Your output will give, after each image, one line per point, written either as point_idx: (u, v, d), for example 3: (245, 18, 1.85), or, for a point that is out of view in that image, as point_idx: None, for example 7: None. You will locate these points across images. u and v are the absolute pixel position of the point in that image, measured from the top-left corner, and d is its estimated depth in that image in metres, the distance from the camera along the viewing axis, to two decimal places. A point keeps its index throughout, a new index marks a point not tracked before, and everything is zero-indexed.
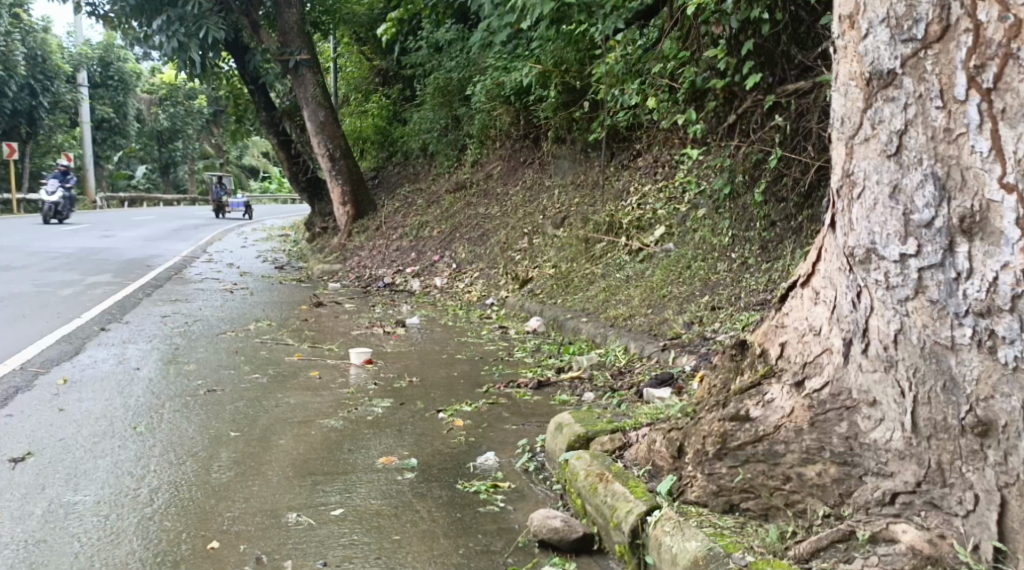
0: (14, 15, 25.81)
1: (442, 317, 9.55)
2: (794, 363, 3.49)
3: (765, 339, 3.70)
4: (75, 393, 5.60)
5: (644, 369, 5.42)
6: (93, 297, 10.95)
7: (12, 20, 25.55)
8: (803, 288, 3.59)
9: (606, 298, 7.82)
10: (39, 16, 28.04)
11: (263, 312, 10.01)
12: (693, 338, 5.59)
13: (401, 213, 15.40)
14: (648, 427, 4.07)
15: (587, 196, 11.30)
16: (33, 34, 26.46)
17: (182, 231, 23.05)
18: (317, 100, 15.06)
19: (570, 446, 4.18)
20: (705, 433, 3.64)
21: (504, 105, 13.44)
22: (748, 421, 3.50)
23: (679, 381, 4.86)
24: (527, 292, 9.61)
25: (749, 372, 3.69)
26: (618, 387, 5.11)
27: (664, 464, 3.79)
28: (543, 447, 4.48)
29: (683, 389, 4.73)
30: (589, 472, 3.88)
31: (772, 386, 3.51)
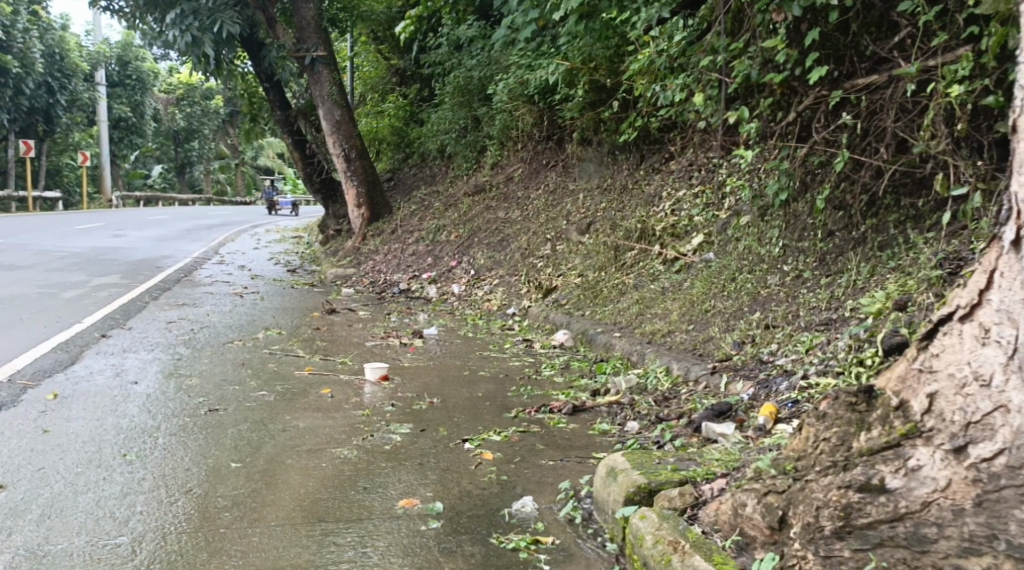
0: (34, 11, 25.49)
1: (461, 328, 9.02)
2: (952, 421, 3.12)
3: (901, 390, 3.34)
4: (64, 410, 5.11)
5: (692, 394, 4.90)
6: (97, 301, 10.45)
7: (30, 16, 25.17)
8: (958, 326, 3.22)
9: (639, 312, 7.29)
10: (59, 15, 27.69)
11: (274, 319, 9.51)
12: (746, 360, 5.07)
13: (417, 216, 14.90)
14: (725, 483, 3.67)
15: (614, 201, 10.76)
16: (51, 31, 26.11)
17: (192, 232, 22.60)
18: (333, 98, 14.57)
19: (631, 500, 3.70)
20: (819, 503, 3.30)
21: (527, 105, 12.94)
22: (886, 493, 3.18)
23: (739, 414, 4.36)
24: (553, 303, 9.09)
25: (881, 427, 3.31)
26: (664, 416, 4.58)
27: (758, 534, 3.40)
28: (590, 492, 3.96)
29: (746, 425, 4.25)
30: (658, 537, 3.42)
31: (919, 449, 3.17)
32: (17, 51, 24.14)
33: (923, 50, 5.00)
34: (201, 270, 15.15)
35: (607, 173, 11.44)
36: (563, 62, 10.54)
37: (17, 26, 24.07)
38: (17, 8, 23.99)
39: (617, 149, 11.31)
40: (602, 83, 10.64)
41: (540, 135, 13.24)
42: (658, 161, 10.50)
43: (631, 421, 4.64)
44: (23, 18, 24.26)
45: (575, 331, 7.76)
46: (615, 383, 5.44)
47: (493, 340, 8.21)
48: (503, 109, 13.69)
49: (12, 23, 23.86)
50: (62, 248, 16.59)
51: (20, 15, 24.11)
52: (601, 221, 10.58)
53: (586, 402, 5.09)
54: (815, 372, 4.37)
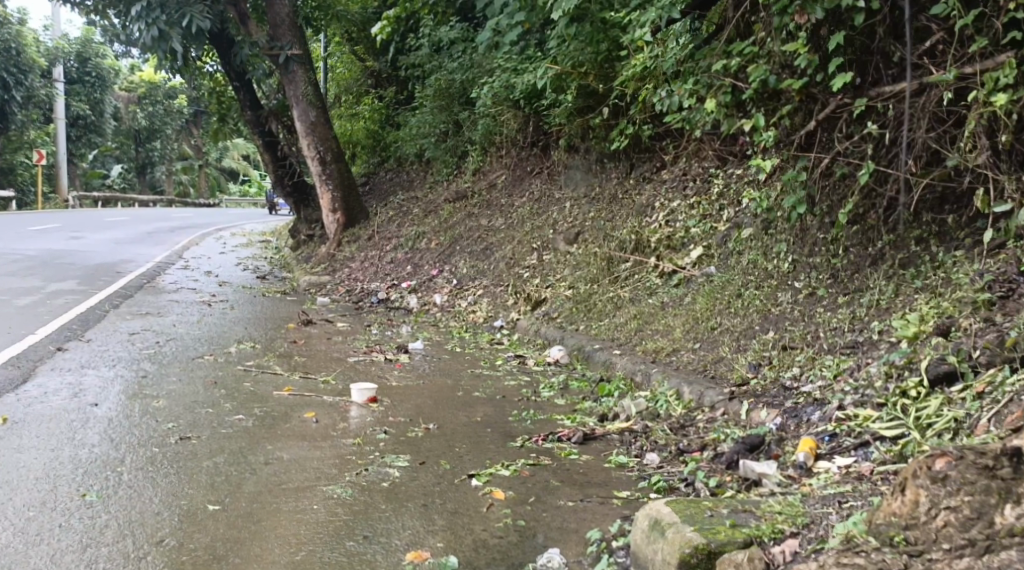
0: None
1: (449, 342, 8.67)
2: None
3: None
4: (15, 440, 4.68)
5: (709, 426, 4.60)
6: (56, 309, 9.92)
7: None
8: None
9: (639, 330, 6.96)
10: (15, 8, 26.96)
11: (245, 330, 9.05)
12: (769, 390, 4.81)
13: (395, 222, 14.47)
14: (801, 549, 3.34)
15: (604, 211, 10.48)
16: (7, 26, 25.41)
17: (157, 235, 21.94)
18: (308, 99, 14.12)
19: (685, 560, 3.36)
20: None
21: (512, 110, 12.62)
22: None
23: (773, 447, 4.23)
24: (542, 316, 8.75)
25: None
26: (686, 451, 4.34)
27: None
28: (626, 544, 3.63)
29: (783, 459, 4.12)
30: None
31: None
32: None
33: (957, 57, 4.77)
34: (168, 276, 14.61)
35: (593, 182, 11.15)
36: (552, 65, 10.21)
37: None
38: None
39: (607, 156, 11.05)
40: (591, 87, 10.33)
41: (525, 140, 12.96)
42: (649, 170, 10.27)
43: (647, 451, 4.42)
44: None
45: (570, 348, 7.43)
46: (625, 407, 5.11)
47: (484, 356, 7.84)
48: (486, 114, 13.37)
49: None
50: (20, 252, 15.95)
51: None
52: (591, 233, 10.31)
53: (597, 429, 4.78)
54: (851, 402, 4.29)
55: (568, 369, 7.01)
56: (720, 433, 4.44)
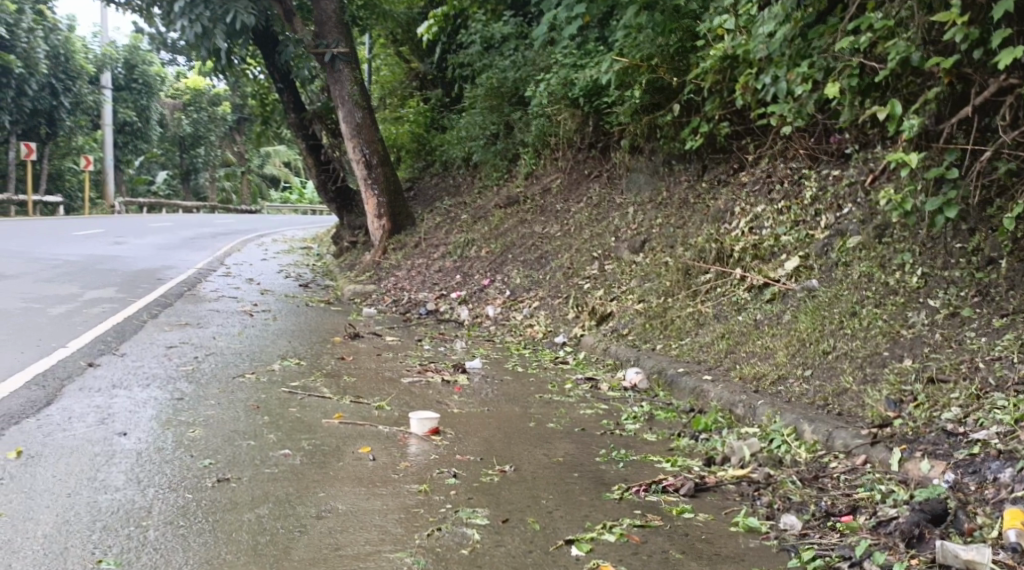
0: (40, 10, 24.79)
1: (510, 359, 7.92)
2: None
3: None
4: (27, 480, 4.04)
5: (857, 489, 3.99)
6: (92, 318, 9.34)
7: (35, 15, 24.50)
8: None
9: (732, 354, 6.17)
10: (64, 15, 26.90)
11: (288, 345, 8.37)
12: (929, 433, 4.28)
13: (443, 229, 13.76)
14: None
15: (672, 217, 9.71)
16: (56, 32, 25.27)
17: (198, 241, 21.47)
18: (354, 99, 13.48)
19: None
20: None
21: (570, 109, 11.89)
22: None
23: (957, 516, 3.68)
24: (611, 333, 7.97)
25: None
26: (837, 516, 3.80)
27: None
28: None
29: (976, 533, 3.58)
30: None
31: None
32: (23, 53, 23.57)
33: None
34: (208, 283, 14.03)
35: (659, 186, 10.36)
36: (616, 58, 9.44)
37: (22, 25, 23.53)
38: (22, 8, 23.45)
39: (675, 157, 10.30)
40: (659, 82, 9.59)
41: (583, 141, 12.22)
42: (724, 172, 9.43)
43: (783, 514, 3.84)
44: (29, 18, 23.72)
45: (648, 370, 6.64)
46: (736, 448, 4.42)
47: (550, 378, 7.06)
48: (540, 114, 12.69)
49: (18, 24, 23.30)
50: (59, 257, 15.51)
51: (25, 14, 23.62)
52: (660, 242, 9.52)
53: (708, 476, 4.18)
54: None
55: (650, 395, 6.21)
56: (882, 490, 3.94)
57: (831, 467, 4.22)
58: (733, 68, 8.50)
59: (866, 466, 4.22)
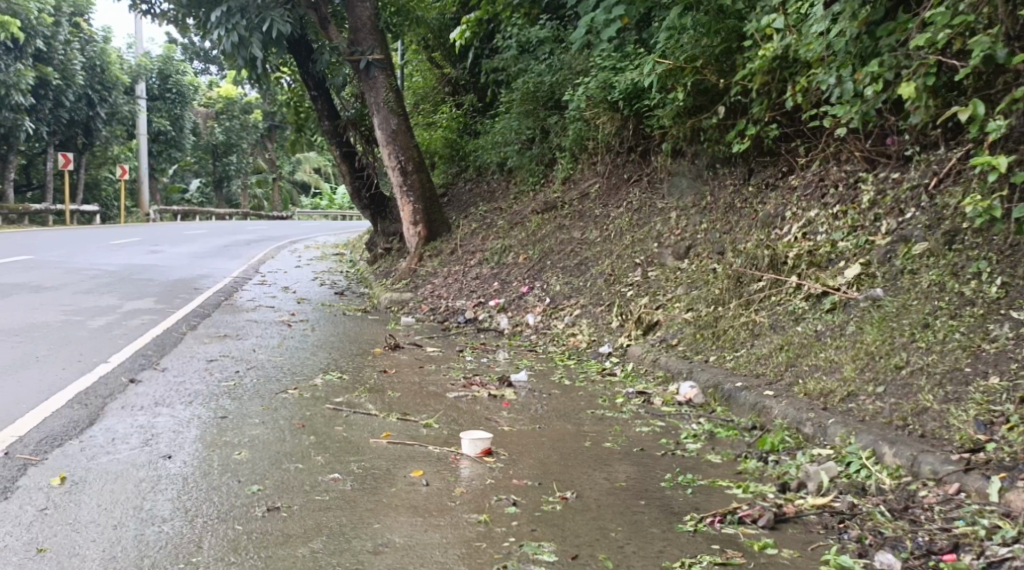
0: (76, 22, 25.07)
1: (556, 371, 7.70)
2: None
3: None
4: (75, 517, 3.97)
5: (956, 521, 3.98)
6: (132, 330, 9.24)
7: (70, 28, 24.75)
8: None
9: (795, 368, 5.91)
10: (101, 27, 27.15)
11: (329, 358, 8.18)
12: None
13: (479, 235, 13.56)
14: None
15: (718, 222, 9.44)
16: (92, 44, 25.49)
17: (232, 248, 21.43)
18: (389, 106, 13.31)
19: None
20: None
21: (609, 112, 11.64)
22: None
23: None
24: (660, 343, 7.73)
25: None
26: (939, 552, 3.81)
27: None
28: None
29: None
30: None
31: None
32: (60, 64, 23.98)
33: None
34: (244, 292, 13.96)
35: (704, 190, 10.05)
36: (658, 60, 9.19)
37: (60, 38, 23.73)
38: (61, 20, 23.88)
39: (719, 160, 10.03)
40: (704, 84, 9.34)
41: (622, 145, 11.95)
42: (772, 175, 9.13)
43: (876, 551, 3.85)
44: (66, 30, 23.94)
45: (703, 384, 6.37)
46: (813, 473, 4.43)
47: (600, 391, 6.81)
48: (577, 118, 12.45)
49: (55, 36, 23.59)
50: (96, 266, 15.50)
51: (62, 26, 23.82)
52: (707, 247, 9.26)
53: (787, 506, 4.21)
54: None
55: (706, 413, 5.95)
56: (984, 525, 3.91)
57: (920, 495, 4.20)
58: (783, 69, 8.21)
59: (960, 495, 4.16)
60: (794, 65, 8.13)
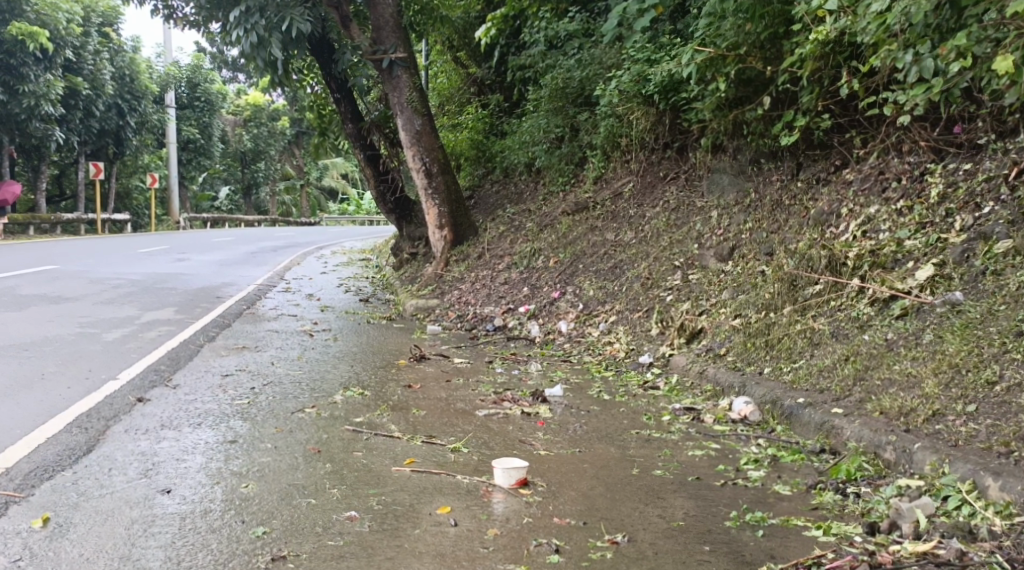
0: (105, 32, 24.74)
1: (595, 383, 7.15)
2: None
3: None
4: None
5: None
6: (146, 344, 8.78)
7: (100, 37, 24.44)
8: None
9: (865, 383, 5.30)
10: (129, 36, 26.92)
11: (350, 371, 7.65)
12: None
13: (508, 238, 12.98)
14: None
15: (764, 221, 8.85)
16: (122, 53, 25.14)
17: (258, 255, 21.03)
18: (413, 105, 12.83)
19: None
20: None
21: (643, 107, 11.04)
22: None
23: None
24: (707, 354, 7.15)
25: None
26: None
27: None
28: None
29: None
30: None
31: None
32: (89, 75, 23.57)
33: None
34: (267, 300, 13.53)
35: (747, 187, 9.48)
36: (698, 49, 8.64)
37: (89, 48, 23.44)
38: (90, 30, 23.61)
39: (763, 155, 9.43)
40: (747, 74, 8.75)
41: (657, 141, 11.35)
42: (824, 169, 8.56)
43: None
44: (95, 40, 23.62)
45: (758, 400, 5.76)
46: (906, 511, 4.00)
47: (642, 407, 6.21)
48: (609, 114, 11.82)
49: (84, 46, 23.34)
50: (119, 275, 15.13)
51: (92, 36, 23.51)
52: (753, 249, 8.67)
53: (883, 554, 3.75)
54: None
55: (764, 433, 5.34)
56: None
57: None
58: (837, 53, 7.64)
59: None
60: (848, 50, 7.59)
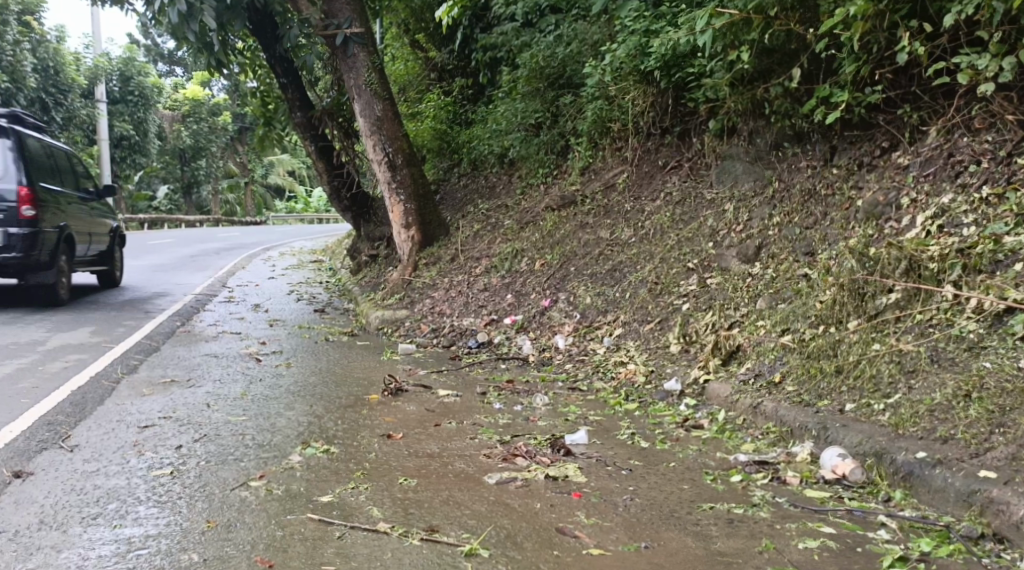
0: (25, 21, 22.67)
1: (620, 421, 5.77)
2: None
3: None
4: None
5: None
6: (45, 383, 7.30)
7: (21, 27, 22.36)
8: None
9: (1011, 433, 4.23)
10: (54, 26, 24.90)
11: (308, 416, 6.14)
12: None
13: (484, 238, 11.54)
14: None
15: (796, 215, 7.56)
16: (45, 44, 23.25)
17: (200, 259, 19.25)
18: (372, 88, 11.33)
19: None
20: None
21: (639, 85, 9.72)
22: None
23: None
24: (755, 384, 5.80)
25: None
26: None
27: None
28: None
29: None
30: None
31: None
32: (10, 65, 21.57)
33: None
34: (206, 314, 11.95)
35: (767, 174, 8.23)
36: (714, 13, 7.23)
37: (7, 38, 21.36)
38: (9, 17, 21.57)
39: (787, 138, 8.11)
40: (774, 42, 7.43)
41: (653, 126, 10.00)
42: (868, 152, 7.21)
43: None
44: (15, 29, 21.57)
45: (853, 450, 4.60)
46: None
47: (695, 460, 4.83)
48: (595, 97, 10.57)
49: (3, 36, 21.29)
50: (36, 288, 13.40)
51: (10, 25, 21.42)
52: (786, 248, 7.40)
53: None
54: None
55: (882, 511, 4.19)
56: None
57: None
58: (893, 11, 6.27)
59: None
60: (907, 6, 6.22)
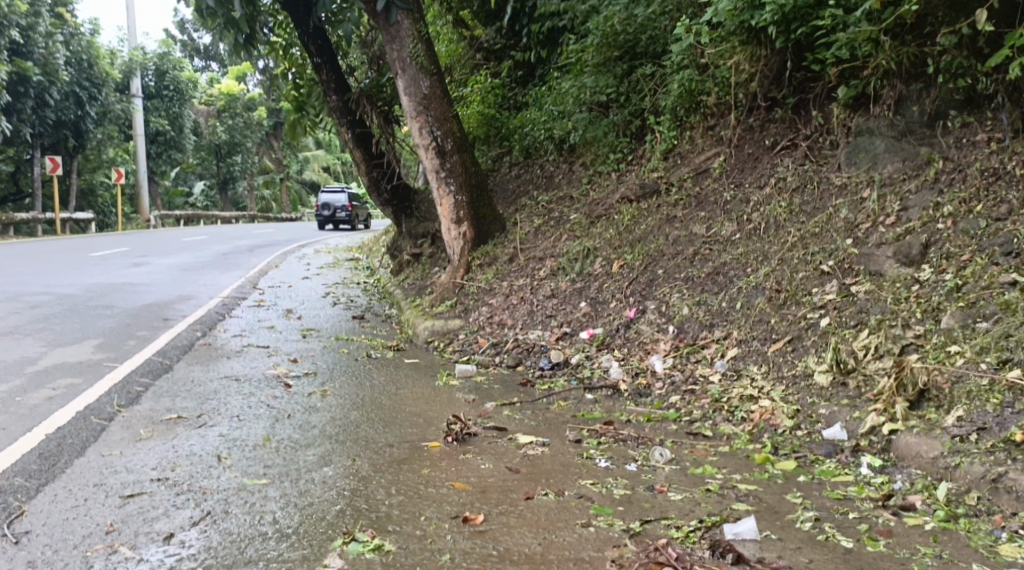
0: (58, 12, 21.27)
1: (786, 497, 4.24)
2: None
3: None
4: None
5: None
6: (16, 420, 5.67)
7: (52, 18, 20.94)
8: None
9: None
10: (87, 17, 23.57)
11: (352, 478, 4.54)
12: None
13: (546, 234, 9.87)
14: None
15: (979, 205, 5.99)
16: (79, 37, 21.86)
17: (228, 258, 17.64)
18: (418, 61, 9.70)
19: None
20: None
21: (745, 49, 7.97)
22: None
23: None
24: (980, 445, 4.26)
25: None
26: None
27: None
28: None
29: None
30: None
31: None
32: (42, 59, 20.17)
33: None
34: (228, 321, 10.37)
35: (923, 153, 6.61)
36: None
37: (39, 29, 19.90)
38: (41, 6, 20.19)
39: (955, 104, 6.61)
40: None
41: (757, 98, 8.28)
42: None
43: None
44: (47, 19, 20.21)
45: None
46: None
47: None
48: (682, 66, 8.86)
49: (34, 26, 19.89)
50: (44, 291, 11.83)
51: (42, 15, 19.99)
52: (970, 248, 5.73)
53: None
54: None
55: None
56: None
57: None
58: None
59: None
60: None
